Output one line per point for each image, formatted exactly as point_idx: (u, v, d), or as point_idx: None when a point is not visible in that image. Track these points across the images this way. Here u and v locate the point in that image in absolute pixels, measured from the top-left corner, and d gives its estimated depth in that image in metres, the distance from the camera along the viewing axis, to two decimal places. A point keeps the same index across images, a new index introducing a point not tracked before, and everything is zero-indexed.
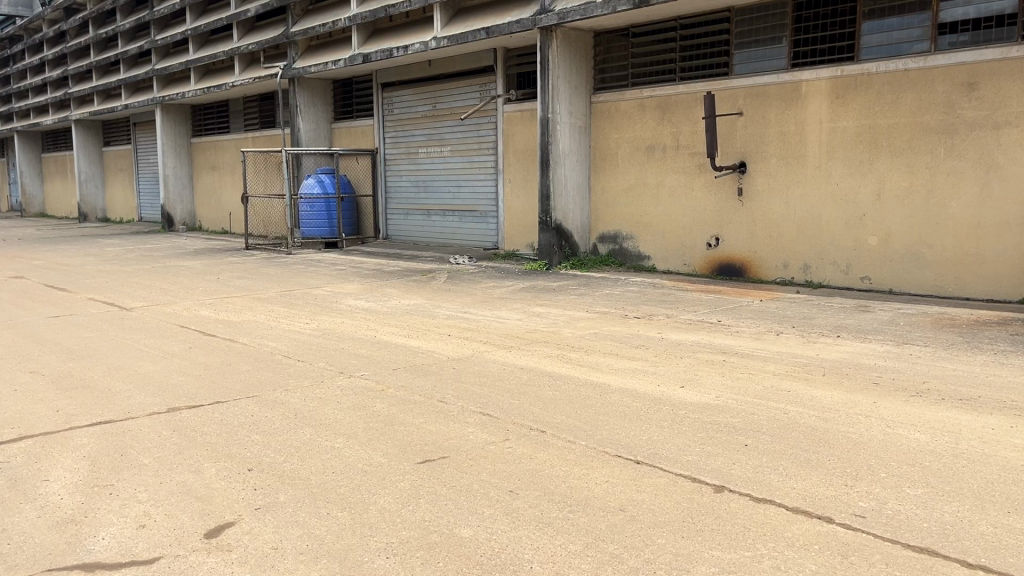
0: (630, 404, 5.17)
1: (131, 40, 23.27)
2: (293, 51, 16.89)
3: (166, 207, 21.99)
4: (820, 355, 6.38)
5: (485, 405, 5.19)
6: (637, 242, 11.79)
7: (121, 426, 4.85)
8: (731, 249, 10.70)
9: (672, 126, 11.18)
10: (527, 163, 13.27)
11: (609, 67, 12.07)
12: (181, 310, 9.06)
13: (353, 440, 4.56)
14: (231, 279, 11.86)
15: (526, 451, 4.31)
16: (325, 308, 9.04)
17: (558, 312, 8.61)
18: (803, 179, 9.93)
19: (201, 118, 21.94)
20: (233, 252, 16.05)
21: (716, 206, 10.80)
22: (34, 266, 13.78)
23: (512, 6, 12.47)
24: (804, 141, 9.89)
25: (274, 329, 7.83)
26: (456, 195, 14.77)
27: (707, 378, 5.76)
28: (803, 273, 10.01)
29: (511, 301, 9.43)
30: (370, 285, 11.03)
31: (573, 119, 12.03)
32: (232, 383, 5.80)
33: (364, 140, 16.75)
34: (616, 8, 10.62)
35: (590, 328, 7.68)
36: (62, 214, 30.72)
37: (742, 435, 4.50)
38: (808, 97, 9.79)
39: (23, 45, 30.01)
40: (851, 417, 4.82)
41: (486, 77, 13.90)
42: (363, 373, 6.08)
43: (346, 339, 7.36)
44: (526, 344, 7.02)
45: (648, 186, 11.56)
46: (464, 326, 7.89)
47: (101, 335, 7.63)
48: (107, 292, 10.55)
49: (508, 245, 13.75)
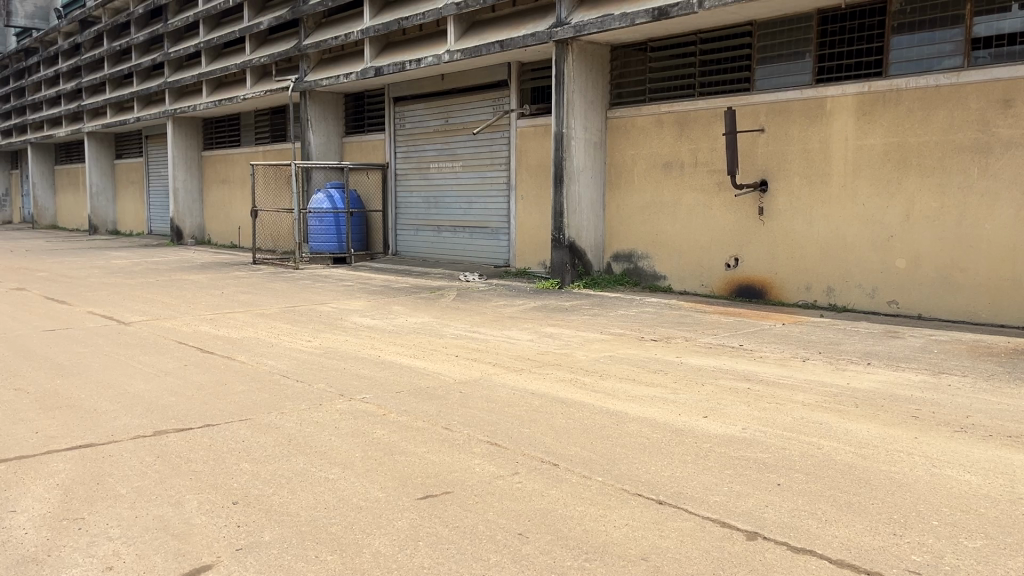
0: (649, 434, 4.80)
1: (144, 52, 23.19)
2: (305, 64, 16.71)
3: (175, 220, 21.80)
4: (851, 384, 5.99)
5: (494, 433, 4.83)
6: (652, 261, 11.43)
7: (102, 450, 4.51)
8: (751, 271, 10.32)
9: (691, 143, 10.86)
10: (540, 179, 12.96)
11: (626, 82, 11.77)
12: (180, 326, 8.75)
13: (349, 470, 4.20)
14: (235, 293, 11.56)
15: (537, 488, 3.94)
16: (330, 326, 8.71)
17: (571, 333, 8.24)
18: (827, 199, 9.56)
19: (212, 131, 21.78)
20: (240, 267, 15.79)
21: (736, 225, 10.44)
22: (36, 278, 13.55)
23: (527, 19, 12.20)
24: (828, 159, 9.53)
25: (275, 347, 7.50)
26: (467, 211, 14.47)
27: (732, 408, 5.38)
28: (827, 296, 9.62)
29: (522, 321, 9.07)
30: (377, 302, 10.71)
31: (589, 135, 11.71)
32: (224, 405, 5.46)
33: (375, 154, 16.50)
34: (634, 21, 10.31)
35: (605, 350, 7.31)
36: (73, 227, 30.65)
37: (775, 473, 4.13)
38: (833, 113, 9.45)
39: (38, 58, 30.07)
40: (892, 454, 4.43)
41: (500, 91, 13.63)
42: (364, 396, 5.73)
43: (348, 358, 7.01)
44: (537, 366, 6.65)
45: (665, 203, 11.22)
46: (471, 346, 7.53)
47: (95, 351, 7.32)
48: (107, 306, 10.28)
49: (519, 263, 13.41)
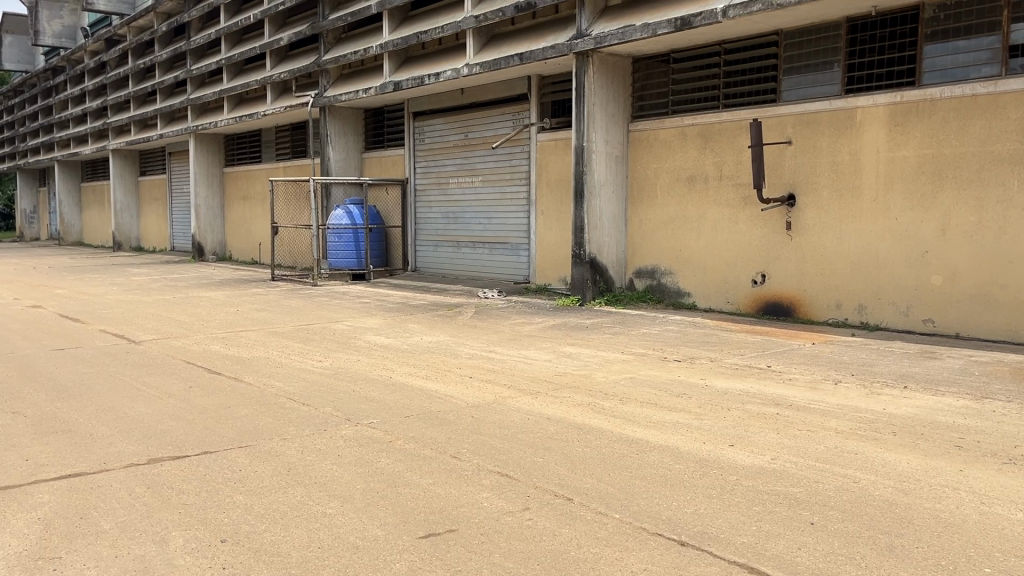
0: (671, 466, 4.48)
1: (168, 70, 23.32)
2: (325, 79, 16.62)
3: (197, 237, 21.82)
4: (888, 409, 5.62)
5: (505, 463, 4.54)
6: (676, 278, 11.10)
7: (91, 480, 4.28)
8: (779, 288, 9.96)
9: (715, 156, 10.55)
10: (561, 194, 12.70)
11: (648, 94, 11.49)
12: (191, 345, 8.56)
13: (347, 505, 3.93)
14: (250, 311, 11.40)
15: (548, 526, 3.64)
16: (343, 345, 8.47)
17: (590, 353, 7.93)
18: (858, 213, 9.19)
19: (234, 148, 21.80)
20: (258, 283, 15.67)
21: (764, 241, 10.09)
22: (54, 295, 13.50)
23: (547, 31, 11.98)
24: (859, 172, 9.17)
25: (285, 368, 7.27)
26: (487, 227, 14.24)
27: (761, 436, 5.05)
28: (859, 314, 9.23)
29: (541, 340, 8.77)
30: (393, 319, 10.47)
31: (610, 148, 11.43)
32: (225, 431, 5.22)
33: (395, 169, 16.34)
34: (656, 31, 10.03)
35: (625, 372, 7.00)
36: (98, 243, 30.87)
37: (807, 510, 3.79)
38: (864, 124, 9.10)
39: (65, 76, 30.44)
40: (936, 489, 4.08)
41: (520, 105, 13.42)
42: (372, 421, 5.46)
43: (358, 380, 6.76)
44: (554, 389, 6.35)
45: (689, 218, 10.90)
46: (486, 367, 7.25)
47: (100, 371, 7.14)
48: (120, 324, 10.16)
49: (540, 280, 13.13)
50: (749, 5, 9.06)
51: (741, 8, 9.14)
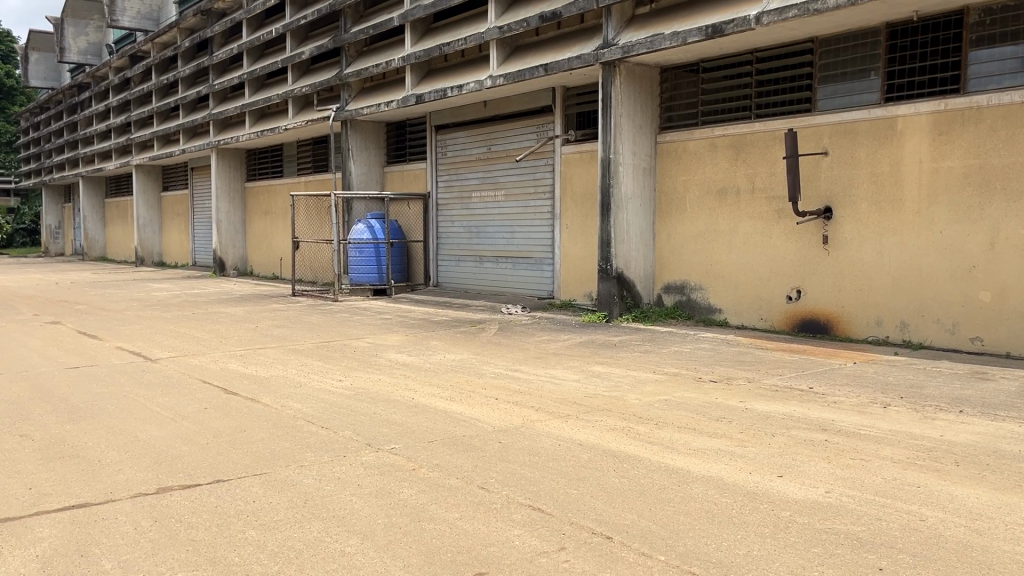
0: (717, 499, 4.14)
1: (190, 85, 23.35)
2: (346, 92, 16.46)
3: (218, 252, 21.74)
4: (945, 436, 5.24)
5: (537, 495, 4.22)
6: (707, 294, 10.74)
7: (95, 512, 4.00)
8: (815, 304, 9.57)
9: (748, 168, 10.21)
10: (586, 207, 12.39)
11: (677, 105, 11.18)
12: (207, 363, 8.32)
13: (368, 542, 3.62)
14: (269, 327, 11.17)
15: (587, 569, 3.31)
16: (363, 364, 8.19)
17: (621, 373, 7.58)
18: (899, 226, 8.81)
19: (255, 162, 21.74)
20: (279, 299, 15.48)
21: (799, 255, 9.72)
22: (73, 311, 13.37)
23: (573, 41, 11.71)
24: (899, 183, 8.80)
25: (303, 388, 7.00)
26: (510, 242, 13.96)
27: (811, 465, 4.69)
28: (900, 332, 8.83)
29: (568, 358, 8.45)
30: (414, 336, 10.17)
31: (638, 160, 11.11)
32: (239, 457, 4.94)
33: (416, 183, 16.13)
34: (686, 39, 9.73)
35: (659, 394, 6.65)
36: (122, 259, 30.97)
37: (873, 554, 3.44)
38: (905, 133, 8.73)
39: (90, 93, 30.67)
40: (1011, 530, 3.70)
41: (544, 117, 13.15)
42: (393, 447, 5.15)
43: (379, 401, 6.46)
44: (585, 412, 6.01)
45: (720, 232, 10.55)
46: (512, 388, 6.93)
47: (113, 391, 6.91)
48: (138, 341, 9.95)
49: (565, 295, 12.82)
50: (784, 11, 8.74)
51: (776, 14, 8.82)
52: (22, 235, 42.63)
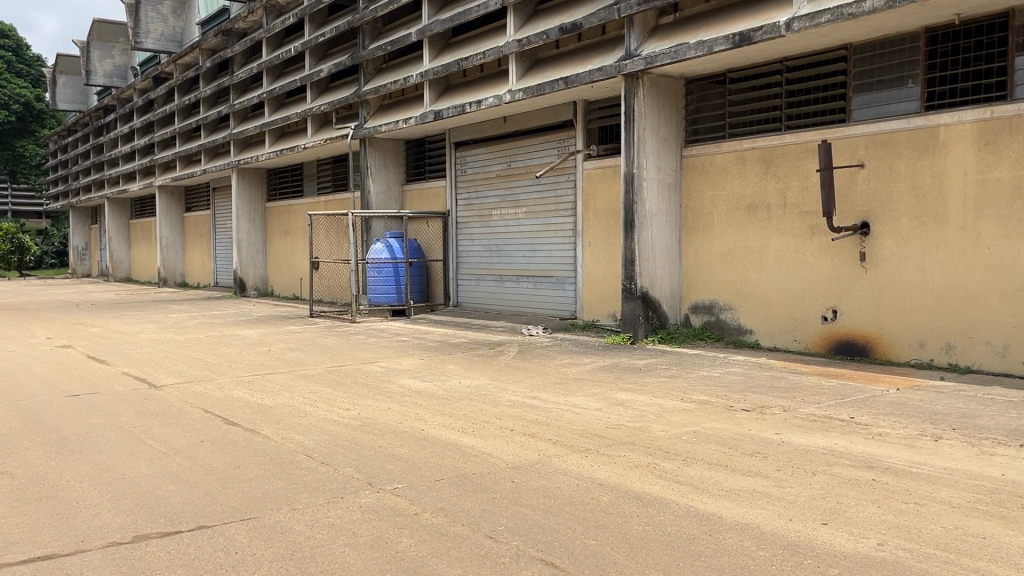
0: (753, 553, 3.65)
1: (212, 105, 23.33)
2: (365, 110, 16.21)
3: (239, 272, 21.57)
4: (1006, 475, 4.72)
5: (550, 547, 3.76)
6: (736, 314, 10.24)
7: (59, 565, 3.62)
8: (852, 324, 9.04)
9: (779, 182, 9.73)
10: (609, 225, 11.95)
11: (703, 117, 10.74)
12: (212, 391, 7.97)
13: None
14: (282, 351, 10.83)
15: None
16: (374, 390, 7.79)
17: (645, 401, 7.09)
18: (942, 242, 8.27)
19: (276, 182, 21.59)
20: (296, 320, 15.16)
21: (834, 273, 9.20)
22: (86, 334, 13.13)
23: (594, 54, 11.33)
24: (943, 196, 8.27)
25: (307, 418, 6.61)
26: (531, 260, 13.56)
27: (859, 510, 4.20)
28: (946, 354, 8.26)
29: (590, 384, 7.97)
30: (429, 360, 9.76)
31: (663, 175, 10.67)
32: (228, 498, 4.55)
33: (436, 201, 15.79)
34: (712, 48, 9.29)
35: (687, 425, 6.16)
36: (146, 279, 31.03)
37: None
38: (948, 144, 8.21)
39: (115, 115, 30.89)
40: None
41: (566, 131, 12.77)
42: (396, 487, 4.73)
43: (386, 433, 6.03)
44: (606, 447, 5.55)
45: (750, 249, 10.07)
46: (529, 418, 6.47)
47: (109, 422, 6.56)
48: (146, 366, 9.65)
49: (588, 315, 12.36)
50: (816, 16, 8.28)
51: (807, 20, 8.37)
52: (50, 257, 43.02)
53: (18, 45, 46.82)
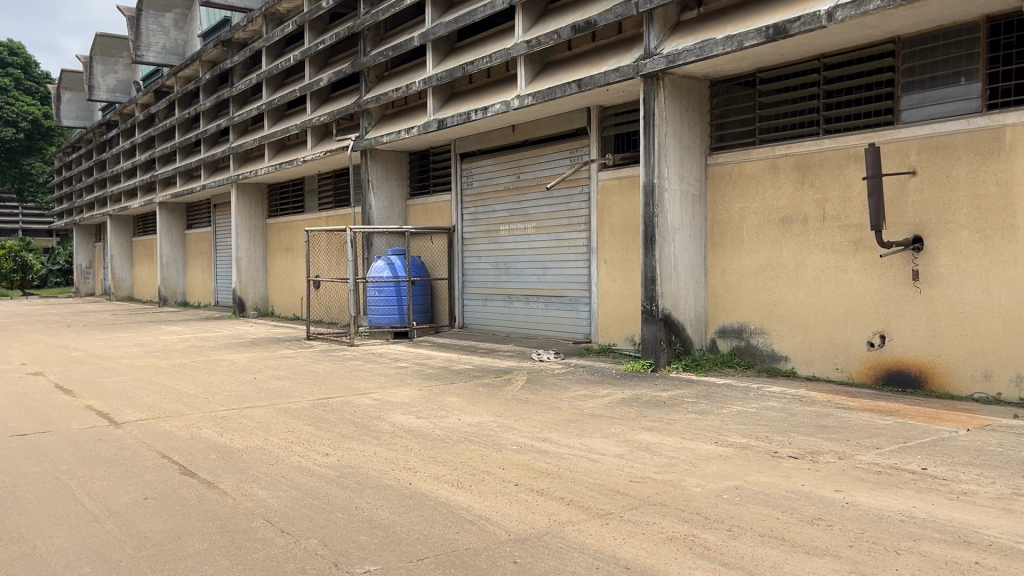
0: None
1: (212, 118, 22.57)
2: (366, 120, 15.34)
3: (238, 291, 20.70)
4: None
5: None
6: (769, 339, 9.23)
7: None
8: (904, 352, 8.00)
9: (817, 192, 8.73)
10: (626, 239, 10.98)
11: (729, 122, 9.80)
12: (180, 429, 6.99)
13: None
14: (268, 380, 9.84)
15: None
16: (361, 429, 6.82)
17: (674, 445, 6.07)
18: (1010, 259, 7.23)
19: (277, 198, 20.76)
20: (292, 342, 14.21)
21: (882, 294, 8.18)
22: (62, 359, 12.18)
23: (609, 55, 10.40)
24: (1010, 207, 7.24)
25: (279, 466, 5.65)
26: (541, 279, 12.60)
27: None
28: (1016, 387, 7.20)
29: (608, 422, 6.95)
30: (427, 391, 8.78)
31: (686, 185, 9.68)
32: None
33: (441, 217, 14.86)
34: (742, 44, 8.33)
35: (728, 478, 5.13)
36: (148, 298, 30.29)
37: None
38: (1015, 146, 7.19)
39: (118, 131, 30.25)
40: None
41: (578, 140, 11.82)
42: (367, 570, 3.73)
43: (366, 489, 5.05)
44: (631, 510, 4.52)
45: (784, 267, 9.06)
46: (539, 467, 5.48)
47: (46, 472, 5.59)
48: (113, 398, 8.68)
49: (603, 339, 11.37)
50: (863, 3, 7.29)
51: (852, 7, 7.37)
52: (56, 276, 42.48)
53: (27, 62, 46.24)
